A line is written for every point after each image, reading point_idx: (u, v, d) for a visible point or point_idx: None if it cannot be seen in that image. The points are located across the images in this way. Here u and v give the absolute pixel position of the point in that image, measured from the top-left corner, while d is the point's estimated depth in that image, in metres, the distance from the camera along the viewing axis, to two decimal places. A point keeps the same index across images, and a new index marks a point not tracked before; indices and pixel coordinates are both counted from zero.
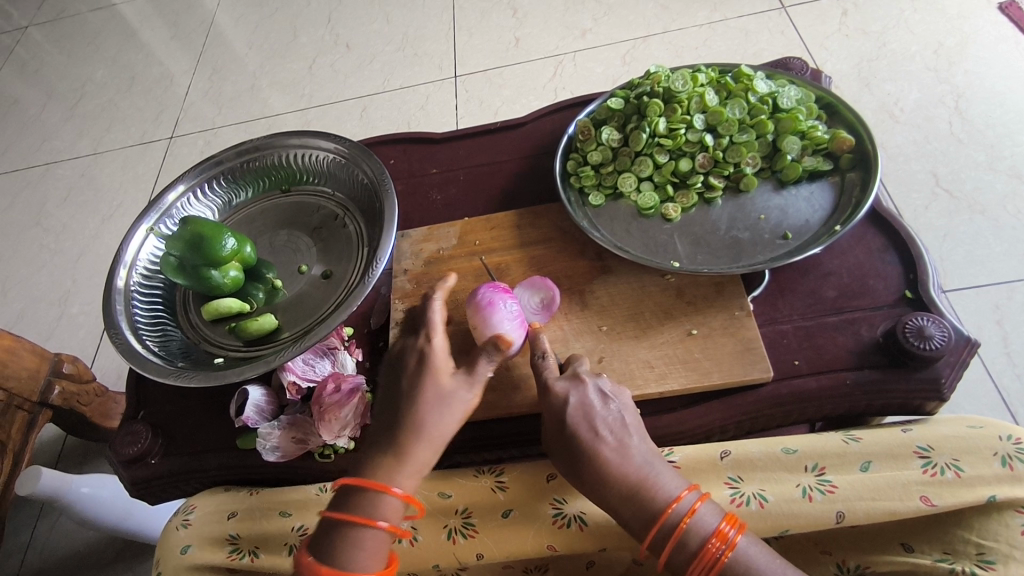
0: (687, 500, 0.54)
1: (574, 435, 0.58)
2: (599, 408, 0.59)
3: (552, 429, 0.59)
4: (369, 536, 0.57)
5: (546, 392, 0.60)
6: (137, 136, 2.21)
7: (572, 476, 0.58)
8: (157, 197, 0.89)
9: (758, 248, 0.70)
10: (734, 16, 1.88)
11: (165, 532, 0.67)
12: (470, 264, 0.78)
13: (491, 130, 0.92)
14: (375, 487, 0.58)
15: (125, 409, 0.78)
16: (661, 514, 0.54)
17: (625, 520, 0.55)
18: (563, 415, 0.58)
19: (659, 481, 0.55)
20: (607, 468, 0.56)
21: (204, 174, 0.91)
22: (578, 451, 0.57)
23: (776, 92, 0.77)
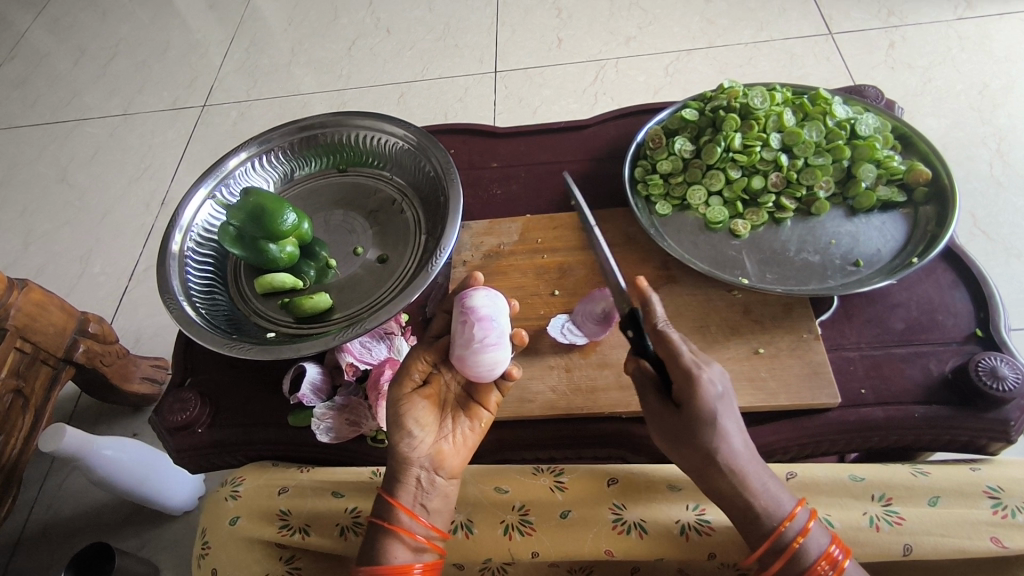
0: (799, 517, 0.54)
1: (712, 430, 0.53)
2: (729, 400, 0.54)
3: (684, 419, 0.54)
4: (393, 543, 0.57)
5: (689, 380, 0.52)
6: (169, 101, 2.20)
7: (695, 467, 0.55)
8: (218, 161, 0.88)
9: (829, 273, 0.70)
10: (781, 38, 1.88)
11: (210, 503, 0.69)
12: (530, 262, 0.78)
13: (555, 130, 0.92)
14: (389, 497, 0.58)
15: (172, 375, 0.77)
16: (776, 529, 0.54)
17: (742, 523, 0.55)
18: (714, 409, 0.53)
19: (775, 496, 0.55)
20: (734, 470, 0.54)
21: (265, 144, 0.90)
22: (710, 450, 0.54)
23: (854, 118, 0.77)
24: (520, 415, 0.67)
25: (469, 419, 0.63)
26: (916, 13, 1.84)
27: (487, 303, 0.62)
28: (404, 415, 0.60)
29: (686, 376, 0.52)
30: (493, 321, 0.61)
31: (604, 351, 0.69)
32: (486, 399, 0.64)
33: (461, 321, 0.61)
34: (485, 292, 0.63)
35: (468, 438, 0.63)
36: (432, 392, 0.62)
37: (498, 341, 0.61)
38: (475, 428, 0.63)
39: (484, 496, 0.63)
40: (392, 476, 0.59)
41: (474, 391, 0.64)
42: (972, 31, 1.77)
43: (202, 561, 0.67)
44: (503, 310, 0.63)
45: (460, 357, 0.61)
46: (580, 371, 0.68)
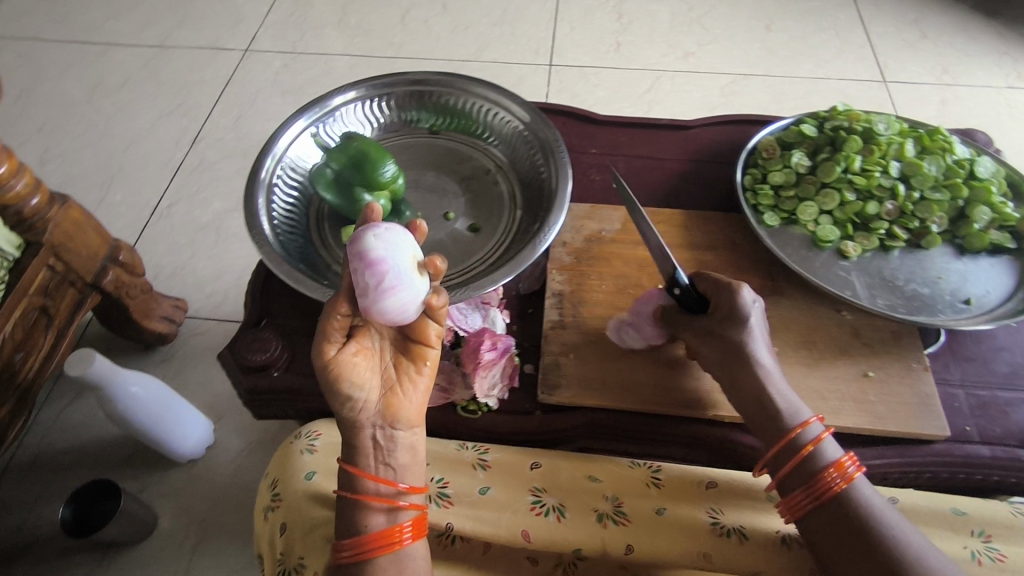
0: (811, 429, 0.59)
1: (744, 332, 0.61)
2: (755, 312, 0.62)
3: (716, 321, 0.62)
4: (367, 512, 0.57)
5: (727, 285, 0.63)
6: (209, 40, 2.13)
7: (723, 366, 0.62)
8: (325, 95, 0.84)
9: (939, 307, 0.70)
10: (837, 77, 1.90)
11: (283, 453, 0.67)
12: (634, 253, 0.76)
13: (657, 126, 0.91)
14: (350, 468, 0.57)
15: (247, 313, 0.74)
16: (792, 431, 0.58)
17: (762, 422, 0.60)
18: (743, 311, 0.62)
19: (792, 402, 0.60)
20: (762, 368, 0.61)
21: (372, 89, 0.86)
22: (742, 346, 0.61)
23: (973, 160, 0.77)
24: (619, 404, 0.66)
25: (416, 362, 0.58)
26: (969, 75, 1.88)
27: (379, 243, 0.53)
28: (340, 381, 0.53)
29: (725, 280, 0.63)
30: (386, 261, 0.53)
31: None
32: (425, 335, 0.57)
33: (352, 270, 0.53)
34: (376, 230, 0.54)
35: (417, 384, 0.58)
36: (361, 345, 0.55)
37: (398, 282, 0.52)
38: (421, 371, 0.58)
39: (579, 482, 0.65)
40: (349, 445, 0.57)
41: (409, 330, 0.58)
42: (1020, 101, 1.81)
43: (270, 513, 0.65)
44: (400, 245, 0.54)
45: (361, 308, 0.53)
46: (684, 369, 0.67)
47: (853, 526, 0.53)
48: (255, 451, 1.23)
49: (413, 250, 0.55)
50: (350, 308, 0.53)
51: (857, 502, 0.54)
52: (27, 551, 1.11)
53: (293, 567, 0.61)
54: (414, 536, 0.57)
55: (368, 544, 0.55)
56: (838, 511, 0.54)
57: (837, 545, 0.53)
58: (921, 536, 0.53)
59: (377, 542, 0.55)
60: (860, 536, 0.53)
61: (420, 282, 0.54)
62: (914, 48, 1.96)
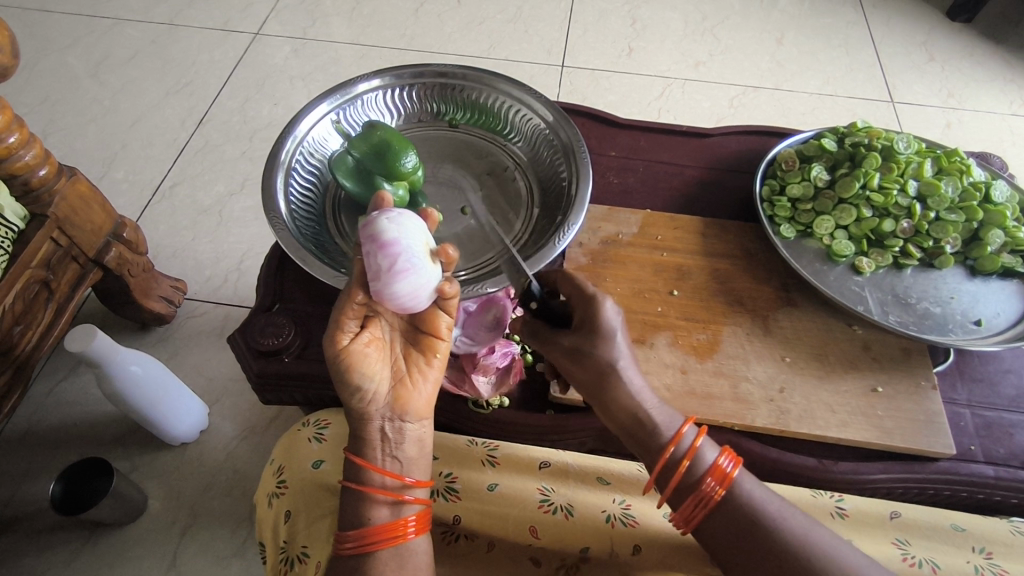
0: (685, 436, 0.57)
1: (604, 351, 0.57)
2: (617, 322, 0.58)
3: (575, 341, 0.58)
4: (371, 504, 0.56)
5: (588, 299, 0.58)
6: (220, 21, 2.11)
7: (593, 387, 0.59)
8: (350, 81, 0.84)
9: (949, 326, 0.70)
10: (845, 95, 1.92)
11: (290, 440, 0.66)
12: (650, 257, 0.76)
13: (677, 132, 0.91)
14: (357, 458, 0.57)
15: (260, 296, 0.73)
16: (666, 451, 0.56)
17: (640, 443, 0.58)
18: (604, 326, 0.57)
19: (665, 418, 0.58)
20: (630, 391, 0.57)
21: (398, 79, 0.86)
22: (606, 365, 0.57)
23: (989, 184, 0.78)
24: None
25: (427, 355, 0.59)
26: (974, 100, 1.90)
27: (391, 226, 0.52)
28: (351, 371, 0.54)
29: (585, 294, 0.58)
30: (399, 245, 0.52)
31: (721, 359, 0.68)
32: (436, 327, 0.58)
33: (365, 253, 0.52)
34: (389, 215, 0.54)
35: (428, 378, 0.59)
36: (372, 335, 0.56)
37: (411, 266, 0.51)
38: (431, 364, 0.59)
39: (586, 483, 0.65)
40: (358, 436, 0.57)
41: (419, 323, 0.59)
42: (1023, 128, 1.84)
43: (274, 500, 0.64)
44: (412, 229, 0.54)
45: (373, 292, 0.52)
46: (696, 375, 0.67)
47: (738, 530, 0.53)
48: (249, 436, 1.22)
49: (425, 237, 0.55)
50: (365, 296, 0.53)
51: (740, 505, 0.54)
52: (12, 526, 1.09)
53: (297, 556, 0.60)
54: (417, 531, 0.56)
55: (372, 536, 0.55)
56: (725, 519, 0.54)
57: (733, 552, 0.53)
58: (801, 521, 0.53)
59: (382, 535, 0.55)
60: (748, 539, 0.52)
61: (432, 268, 0.54)
62: (922, 70, 1.98)
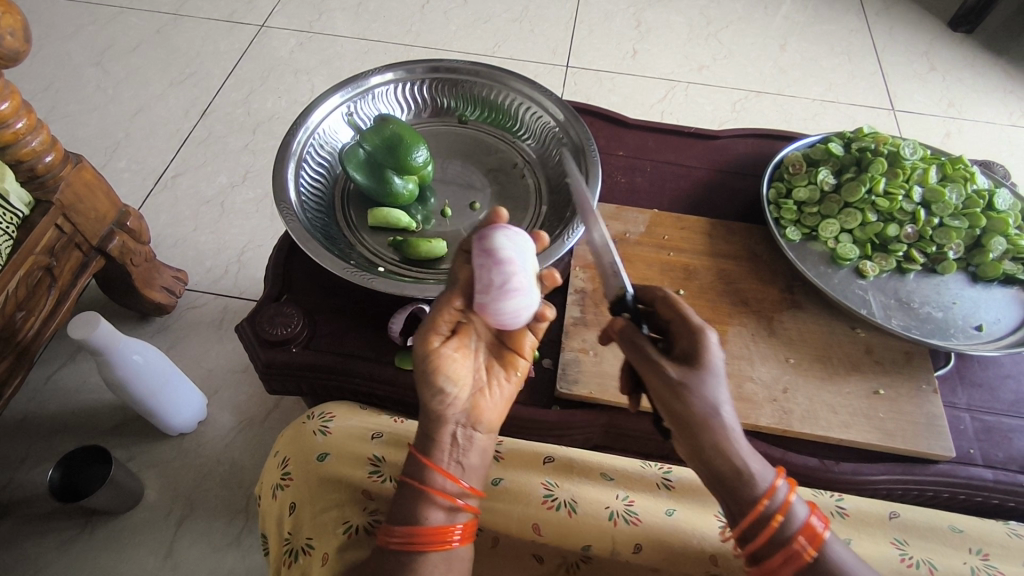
0: (780, 489, 0.52)
1: (714, 390, 0.52)
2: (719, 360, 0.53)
3: (684, 377, 0.52)
4: (428, 504, 0.55)
5: (697, 328, 0.53)
6: (226, 13, 2.11)
7: (693, 429, 0.51)
8: (363, 74, 0.84)
9: (951, 331, 0.71)
10: (847, 102, 1.93)
11: (294, 433, 0.67)
12: (656, 256, 0.77)
13: (685, 134, 0.92)
14: (424, 458, 0.56)
15: (269, 285, 0.73)
16: (759, 501, 0.51)
17: (732, 492, 0.52)
18: (711, 363, 0.52)
19: (762, 466, 0.52)
20: (728, 431, 0.51)
21: (409, 73, 0.86)
22: (716, 406, 0.51)
23: (993, 192, 0.79)
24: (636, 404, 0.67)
25: (506, 368, 0.61)
26: (974, 110, 1.92)
27: (509, 245, 0.57)
28: (437, 372, 0.56)
29: (695, 323, 0.53)
30: (515, 265, 0.57)
31: (726, 359, 0.69)
32: (521, 345, 0.61)
33: (480, 262, 0.57)
34: (506, 232, 0.58)
35: (503, 390, 0.61)
36: (461, 343, 0.58)
37: (522, 287, 0.57)
38: (510, 380, 0.62)
39: (590, 479, 0.65)
40: (428, 435, 0.57)
41: (507, 339, 0.62)
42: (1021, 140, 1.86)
43: (279, 491, 0.65)
44: (524, 253, 0.59)
45: (478, 303, 0.56)
46: None
47: None
48: (248, 428, 1.22)
49: (532, 261, 0.60)
50: (464, 303, 0.57)
51: (831, 569, 0.50)
52: (10, 512, 1.09)
53: (300, 547, 0.61)
54: (462, 541, 0.55)
55: (421, 537, 0.53)
56: None
57: None
58: None
59: (430, 537, 0.54)
60: None
61: (535, 292, 0.59)
62: (924, 80, 1.99)
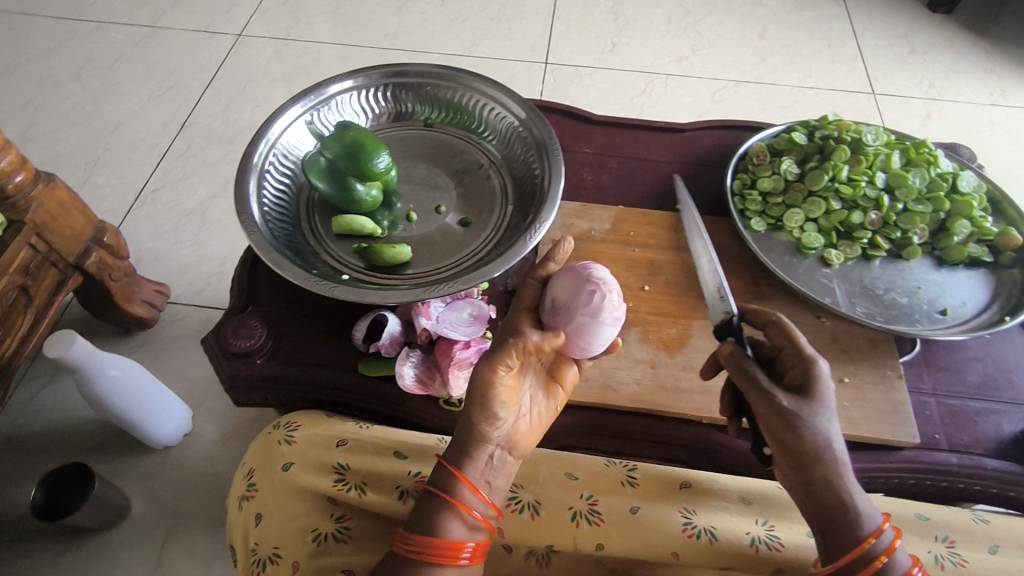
0: (886, 533, 0.53)
1: (825, 419, 0.55)
2: (828, 393, 0.56)
3: (796, 405, 0.55)
4: (451, 516, 0.56)
5: (809, 359, 0.57)
6: (203, 23, 2.10)
7: (804, 456, 0.55)
8: (321, 82, 0.84)
9: (916, 317, 0.71)
10: (826, 88, 1.93)
11: (260, 444, 0.67)
12: (622, 253, 0.77)
13: (651, 128, 0.91)
14: (457, 472, 0.58)
15: (234, 297, 0.74)
16: (865, 540, 0.53)
17: (832, 524, 0.54)
18: (823, 393, 0.56)
19: (868, 507, 0.54)
20: (838, 463, 0.54)
21: (369, 79, 0.86)
22: (827, 435, 0.55)
23: (957, 174, 0.78)
24: (601, 403, 0.67)
25: (548, 397, 0.64)
26: (955, 91, 1.91)
27: (610, 278, 0.63)
28: (492, 398, 0.57)
29: (808, 354, 0.56)
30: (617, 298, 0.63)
31: (691, 354, 0.69)
32: (564, 376, 0.64)
33: (586, 288, 0.61)
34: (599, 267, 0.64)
35: (541, 417, 0.63)
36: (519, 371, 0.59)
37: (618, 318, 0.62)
38: (551, 407, 0.64)
39: (556, 479, 0.66)
40: (462, 449, 0.58)
41: (552, 367, 0.64)
42: (1003, 120, 1.85)
43: (245, 502, 0.65)
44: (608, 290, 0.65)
45: (584, 324, 0.60)
46: (666, 370, 0.68)
47: None
48: (233, 438, 1.22)
49: None
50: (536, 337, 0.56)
51: None
52: None
53: (267, 557, 0.61)
54: (471, 559, 0.56)
55: (437, 549, 0.55)
56: None
57: None
58: None
59: (445, 552, 0.55)
60: None
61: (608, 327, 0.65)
62: (903, 62, 1.99)
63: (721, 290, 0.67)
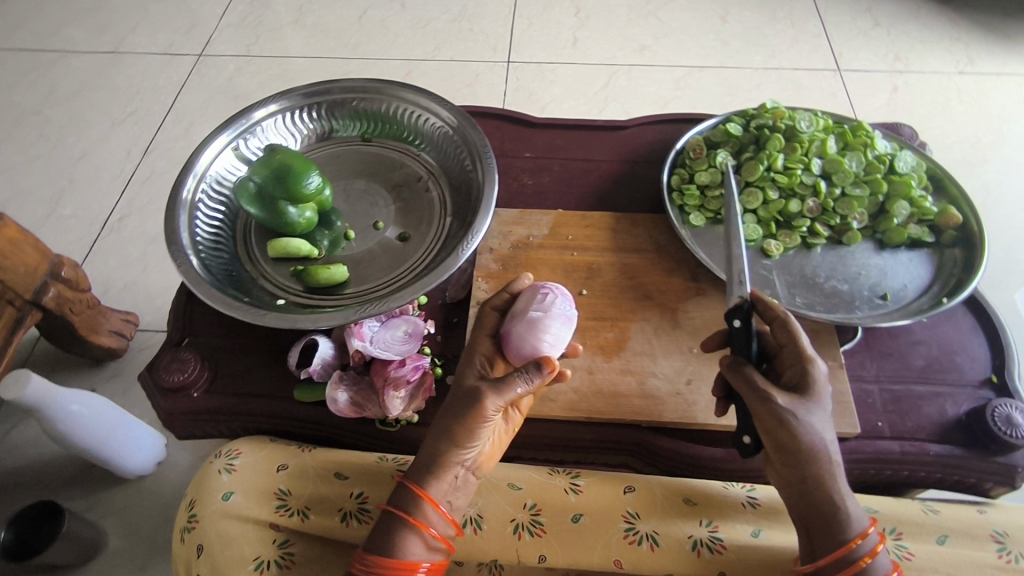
0: (871, 536, 0.53)
1: (820, 420, 0.54)
2: (825, 393, 0.55)
3: (794, 406, 0.53)
4: (411, 537, 0.57)
5: (809, 359, 0.56)
6: (163, 45, 2.08)
7: (796, 457, 0.54)
8: (245, 109, 0.83)
9: (857, 303, 0.70)
10: (789, 67, 1.91)
11: (201, 474, 0.66)
12: (560, 258, 0.76)
13: (590, 127, 0.91)
14: (418, 491, 0.57)
15: (171, 332, 0.73)
16: (852, 541, 0.52)
17: (819, 525, 0.54)
18: (819, 392, 0.55)
19: (856, 508, 0.54)
20: (831, 464, 0.54)
21: (294, 101, 0.86)
22: (822, 436, 0.54)
23: (894, 155, 0.78)
24: (539, 413, 0.66)
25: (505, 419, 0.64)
26: (920, 62, 1.88)
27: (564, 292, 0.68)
28: (475, 426, 0.57)
29: (807, 354, 0.55)
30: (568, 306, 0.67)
31: (630, 356, 0.68)
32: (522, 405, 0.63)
33: (540, 291, 0.66)
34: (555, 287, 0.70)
35: (501, 437, 0.63)
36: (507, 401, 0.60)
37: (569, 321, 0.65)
38: (508, 429, 0.64)
39: (499, 491, 0.65)
40: (428, 470, 0.58)
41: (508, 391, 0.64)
42: (971, 87, 1.81)
43: (187, 534, 0.64)
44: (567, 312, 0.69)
45: (535, 315, 0.64)
46: (604, 375, 0.67)
47: None
48: None
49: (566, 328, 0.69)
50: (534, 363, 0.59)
51: None
52: None
53: None
54: None
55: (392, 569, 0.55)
56: None
57: None
58: None
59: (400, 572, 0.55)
60: None
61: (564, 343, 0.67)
62: (868, 37, 1.96)
63: (739, 273, 0.64)
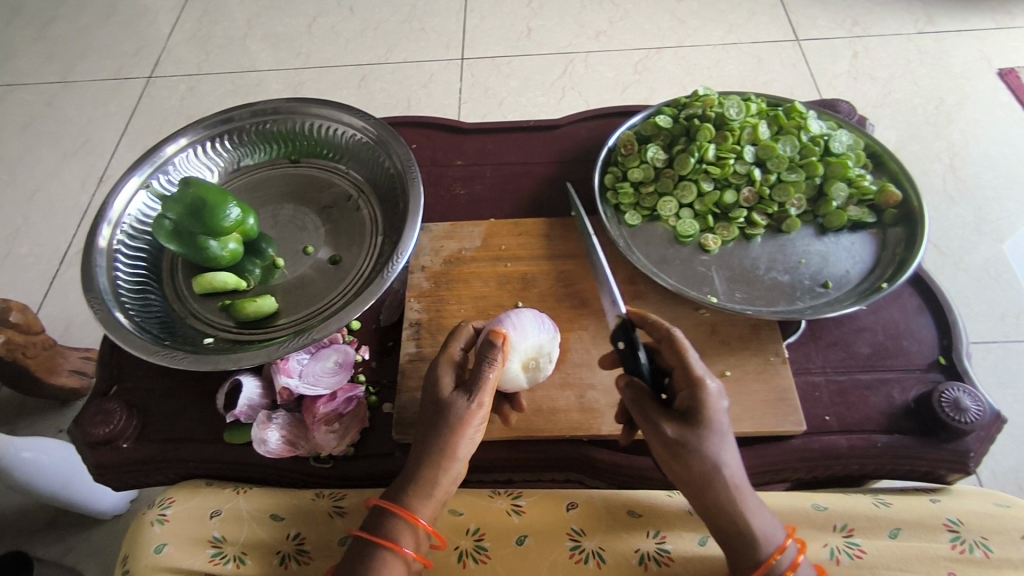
0: (788, 551, 0.52)
1: (713, 445, 0.52)
2: (721, 415, 0.53)
3: (680, 436, 0.52)
4: (393, 563, 0.54)
5: (696, 381, 0.53)
6: (112, 70, 1.98)
7: (697, 485, 0.52)
8: (154, 147, 0.81)
9: (798, 294, 0.68)
10: (749, 41, 1.83)
11: (133, 528, 0.64)
12: (493, 270, 0.74)
13: (524, 129, 0.88)
14: (403, 512, 0.55)
15: (97, 383, 0.71)
16: (767, 561, 0.51)
17: (730, 549, 0.52)
18: (710, 415, 0.53)
19: (769, 527, 0.52)
20: (733, 487, 0.52)
21: (205, 131, 0.84)
22: (718, 462, 0.52)
23: (828, 135, 0.75)
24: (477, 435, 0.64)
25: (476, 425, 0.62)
26: (880, 25, 1.79)
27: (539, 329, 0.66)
28: (457, 435, 0.55)
29: (692, 375, 0.53)
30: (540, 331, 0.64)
31: (567, 368, 0.66)
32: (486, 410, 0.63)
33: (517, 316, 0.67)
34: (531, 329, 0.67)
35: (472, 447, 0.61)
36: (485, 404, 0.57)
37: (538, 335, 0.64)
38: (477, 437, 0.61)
39: (439, 518, 0.63)
40: (408, 489, 0.55)
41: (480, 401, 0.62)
42: (931, 46, 1.73)
43: None
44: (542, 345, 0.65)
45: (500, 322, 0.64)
46: (542, 391, 0.65)
47: None
48: None
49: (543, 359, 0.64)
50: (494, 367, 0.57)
51: None
52: None
53: None
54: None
55: None
56: None
57: None
58: None
59: None
60: None
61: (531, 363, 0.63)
62: (824, 3, 1.87)
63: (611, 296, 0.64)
